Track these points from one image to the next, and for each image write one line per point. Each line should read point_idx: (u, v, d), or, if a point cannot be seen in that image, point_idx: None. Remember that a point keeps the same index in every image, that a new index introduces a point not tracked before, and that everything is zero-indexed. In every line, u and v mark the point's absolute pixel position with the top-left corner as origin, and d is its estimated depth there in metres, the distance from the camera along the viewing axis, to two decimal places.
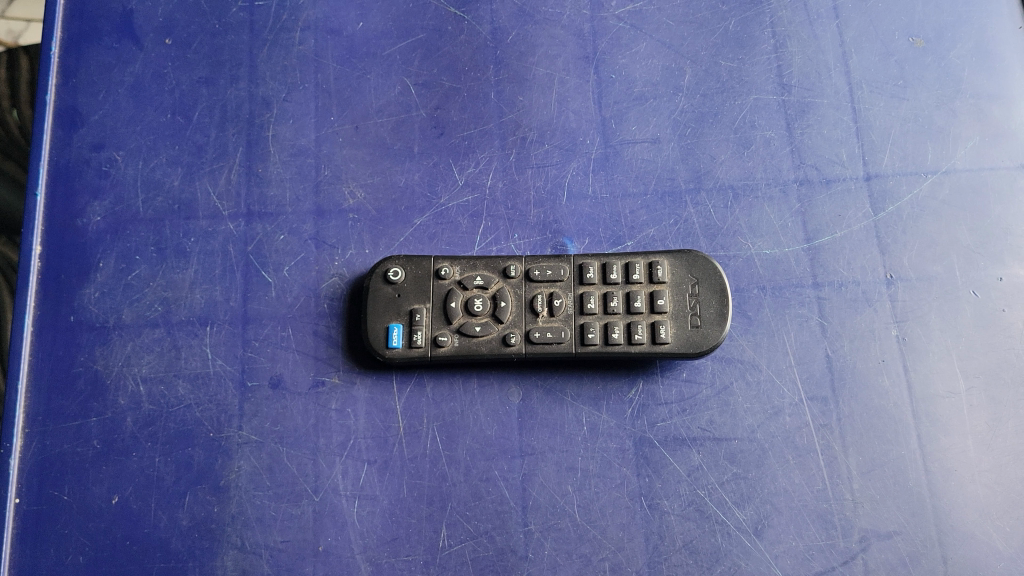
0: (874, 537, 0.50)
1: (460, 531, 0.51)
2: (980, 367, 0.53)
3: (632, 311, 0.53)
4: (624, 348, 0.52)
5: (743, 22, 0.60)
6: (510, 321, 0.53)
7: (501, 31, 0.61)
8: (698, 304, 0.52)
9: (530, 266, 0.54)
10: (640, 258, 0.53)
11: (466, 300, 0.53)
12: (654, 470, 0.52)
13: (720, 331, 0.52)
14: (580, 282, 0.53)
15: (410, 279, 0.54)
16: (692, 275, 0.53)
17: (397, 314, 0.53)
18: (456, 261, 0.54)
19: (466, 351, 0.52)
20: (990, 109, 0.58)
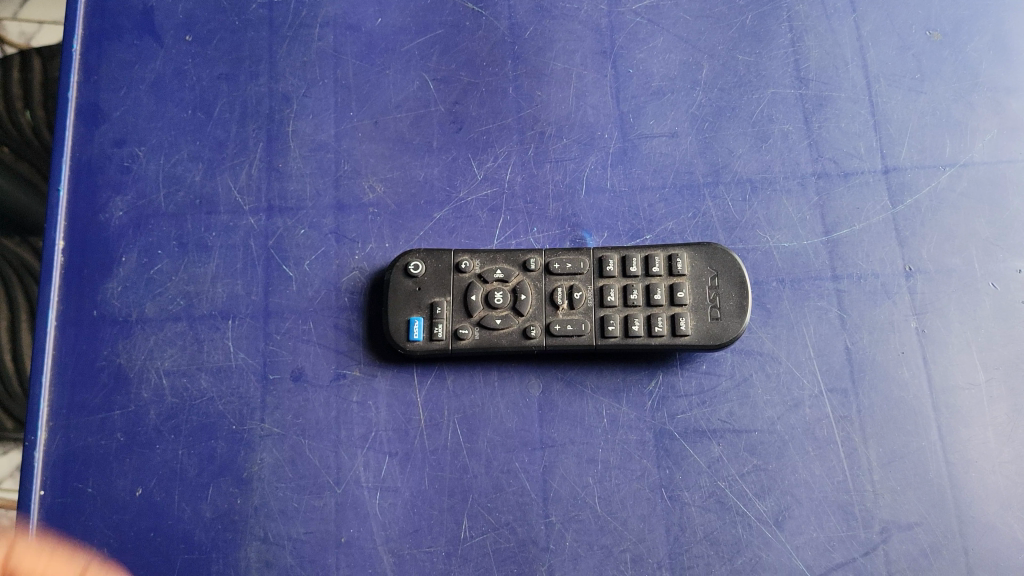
0: (894, 528, 0.50)
1: (481, 523, 0.51)
2: (1001, 359, 0.53)
3: (651, 304, 0.53)
4: (644, 340, 0.52)
5: (760, 17, 0.61)
6: (530, 314, 0.53)
7: (519, 27, 0.61)
8: (717, 296, 0.53)
9: (550, 259, 0.54)
10: (659, 251, 0.54)
11: (486, 293, 0.53)
12: (674, 461, 0.52)
13: (740, 324, 0.52)
14: (600, 274, 0.54)
15: (431, 272, 0.54)
16: (711, 267, 0.53)
17: (417, 307, 0.53)
18: (476, 254, 0.54)
19: (486, 343, 0.52)
20: (1007, 103, 0.58)
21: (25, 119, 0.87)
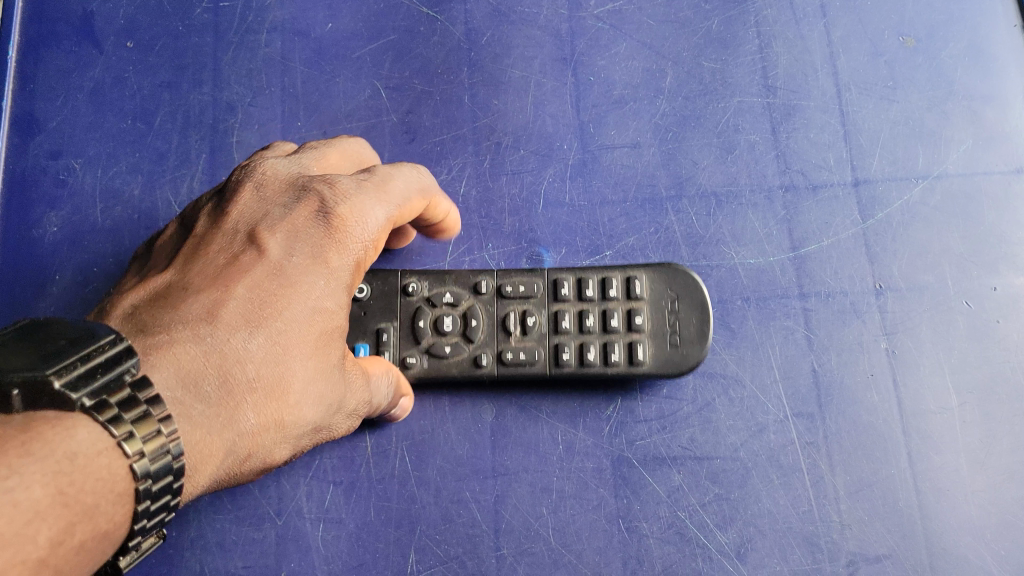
0: (863, 560, 0.48)
1: (429, 556, 0.49)
2: (974, 381, 0.51)
3: (608, 330, 0.50)
4: (600, 369, 0.50)
5: (727, 22, 0.58)
6: (481, 341, 0.50)
7: (476, 32, 0.59)
8: (677, 322, 0.50)
9: (502, 281, 0.51)
10: (617, 273, 0.51)
11: (435, 318, 0.51)
12: (632, 491, 0.49)
13: (700, 350, 0.49)
14: (555, 298, 0.51)
15: (376, 296, 0.51)
16: (671, 291, 0.51)
17: (362, 334, 0.50)
18: (424, 276, 0.52)
19: (434, 373, 0.50)
20: (984, 112, 0.55)
21: None
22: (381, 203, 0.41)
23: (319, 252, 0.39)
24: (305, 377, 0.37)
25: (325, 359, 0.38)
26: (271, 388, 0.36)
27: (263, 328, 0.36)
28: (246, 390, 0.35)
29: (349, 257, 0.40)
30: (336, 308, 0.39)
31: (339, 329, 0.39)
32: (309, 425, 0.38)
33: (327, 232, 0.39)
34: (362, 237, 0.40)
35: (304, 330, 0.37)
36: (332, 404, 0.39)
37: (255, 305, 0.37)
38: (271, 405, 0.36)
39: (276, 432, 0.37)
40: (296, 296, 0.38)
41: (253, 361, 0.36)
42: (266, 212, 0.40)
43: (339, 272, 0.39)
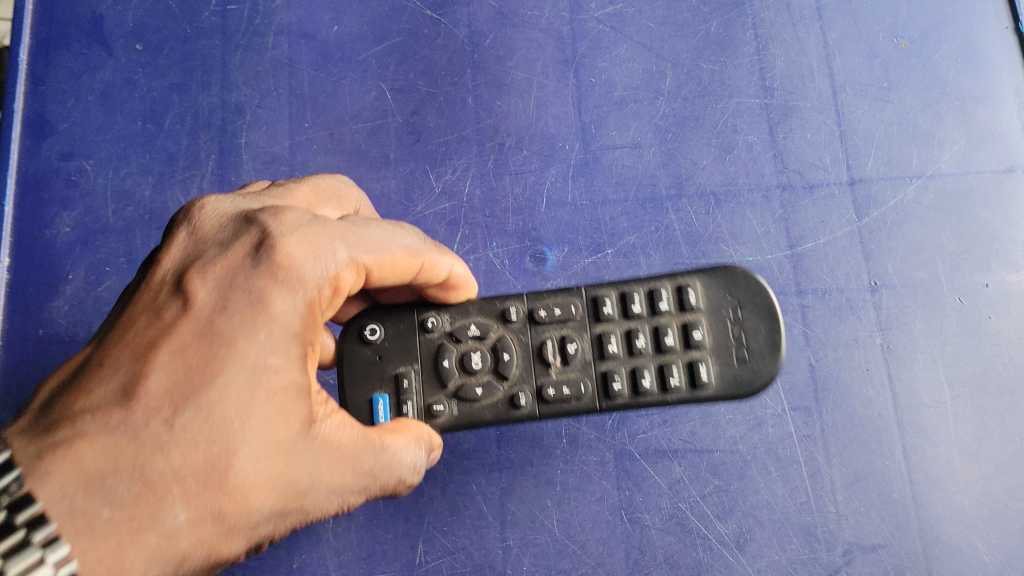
0: (858, 549, 0.49)
1: (437, 547, 0.50)
2: (966, 376, 0.52)
3: (662, 351, 0.45)
4: (658, 397, 0.45)
5: (725, 24, 0.59)
6: (516, 378, 0.45)
7: (479, 34, 0.60)
8: (744, 331, 0.45)
9: (533, 306, 0.46)
10: (666, 283, 0.46)
11: (461, 355, 0.45)
12: (634, 483, 0.51)
13: (775, 364, 0.44)
14: (596, 320, 0.46)
15: (391, 337, 0.45)
16: (732, 298, 0.45)
17: (379, 382, 0.44)
18: (445, 308, 0.46)
19: (467, 418, 0.44)
20: (977, 113, 0.57)
21: None
22: (328, 250, 0.38)
23: (258, 302, 0.35)
24: (252, 449, 0.34)
25: (273, 429, 0.34)
26: (208, 468, 0.33)
27: (191, 399, 0.33)
28: (182, 472, 0.32)
29: (300, 308, 0.36)
30: (284, 365, 0.35)
31: (295, 392, 0.35)
32: (267, 507, 0.34)
33: (264, 284, 0.36)
34: (306, 280, 0.37)
35: (247, 394, 0.34)
36: (289, 481, 0.35)
37: (180, 376, 0.34)
38: (205, 495, 0.33)
39: (227, 520, 0.33)
40: (233, 356, 0.34)
41: (187, 436, 0.33)
42: (196, 271, 0.37)
43: (285, 325, 0.36)
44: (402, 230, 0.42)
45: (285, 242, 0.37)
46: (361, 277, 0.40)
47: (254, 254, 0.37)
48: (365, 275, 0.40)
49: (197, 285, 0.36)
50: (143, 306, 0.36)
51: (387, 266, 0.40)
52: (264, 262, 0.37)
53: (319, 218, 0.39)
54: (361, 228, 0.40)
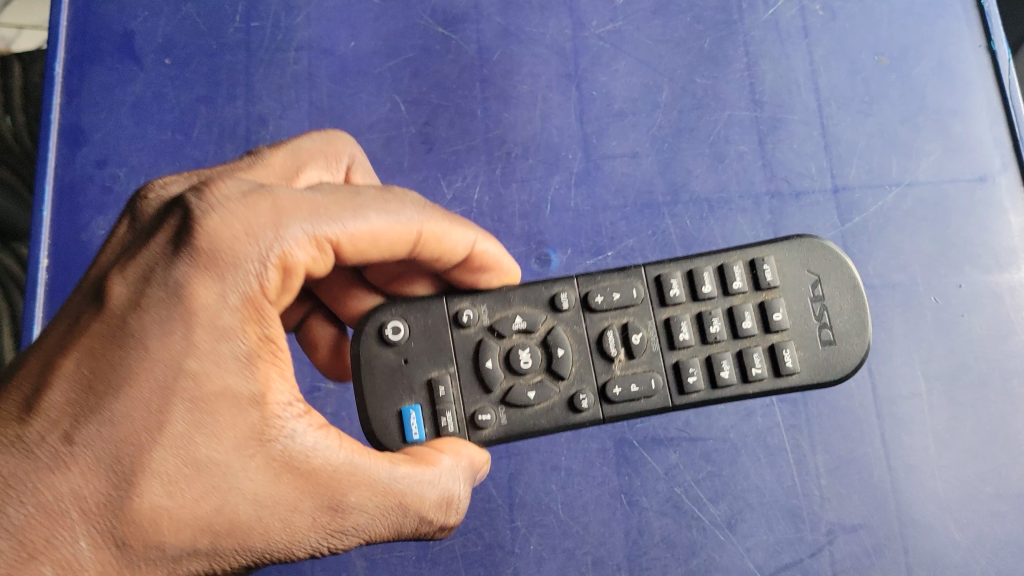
0: (840, 530, 0.53)
1: (450, 528, 0.54)
2: (941, 369, 0.56)
3: (739, 337, 0.46)
4: (740, 387, 0.45)
5: (718, 42, 0.63)
6: (575, 376, 0.45)
7: (487, 50, 0.64)
8: (827, 310, 0.46)
9: (586, 295, 0.46)
10: (739, 259, 0.46)
11: (505, 354, 0.45)
12: (633, 468, 0.55)
13: (863, 341, 0.46)
14: (664, 303, 0.46)
15: (419, 337, 0.44)
16: (811, 271, 0.46)
17: (409, 392, 0.44)
18: (478, 301, 0.45)
19: (521, 423, 0.44)
20: (952, 125, 0.61)
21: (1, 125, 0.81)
22: (274, 229, 0.34)
23: (177, 295, 0.31)
24: (166, 470, 0.30)
25: (193, 447, 0.31)
26: (113, 492, 0.29)
27: (94, 411, 0.29)
28: (82, 500, 0.29)
29: (230, 304, 0.32)
30: (209, 372, 0.31)
31: (224, 400, 0.32)
32: (188, 540, 0.30)
33: (188, 274, 0.32)
34: (240, 266, 0.33)
35: (161, 408, 0.30)
36: (214, 508, 0.31)
37: (85, 384, 0.30)
38: (109, 521, 0.29)
39: (135, 554, 0.29)
40: (144, 361, 0.30)
41: (87, 457, 0.29)
42: (121, 260, 0.33)
43: (210, 322, 0.32)
44: (395, 202, 0.39)
45: (217, 221, 0.33)
46: (324, 252, 0.36)
47: (183, 237, 0.33)
48: (329, 250, 0.36)
49: (115, 277, 0.32)
50: (65, 305, 0.33)
51: (369, 240, 0.38)
52: (190, 245, 0.32)
53: (270, 190, 0.35)
54: (324, 201, 0.36)
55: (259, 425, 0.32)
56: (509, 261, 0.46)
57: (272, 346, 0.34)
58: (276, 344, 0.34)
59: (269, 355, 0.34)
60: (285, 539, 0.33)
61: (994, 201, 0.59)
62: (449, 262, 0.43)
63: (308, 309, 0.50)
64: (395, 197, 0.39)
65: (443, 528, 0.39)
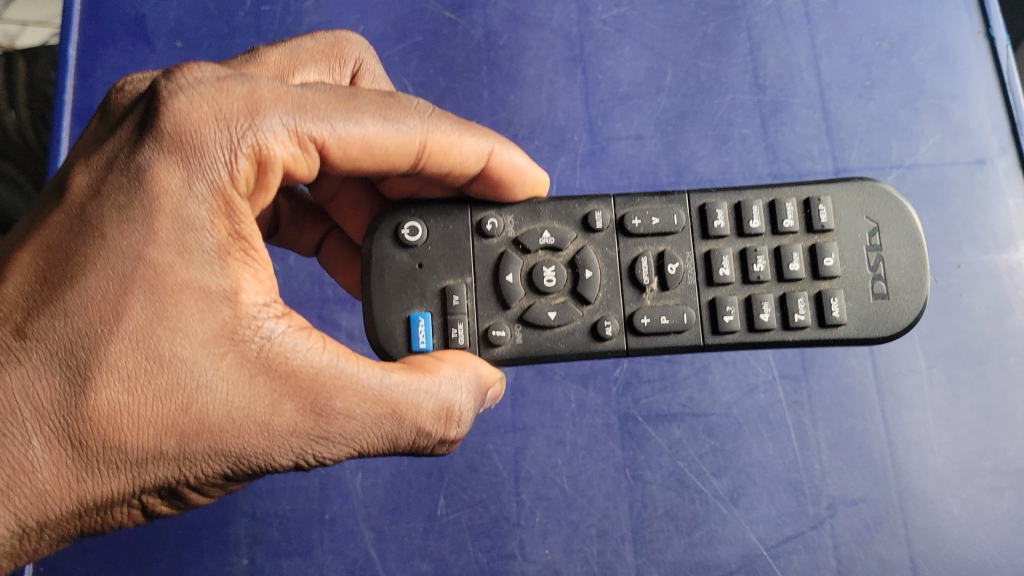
0: (841, 503, 0.54)
1: (457, 501, 0.55)
2: (940, 348, 0.57)
3: (785, 280, 0.46)
4: (780, 334, 0.45)
5: (721, 27, 0.64)
6: (600, 303, 0.46)
7: (494, 34, 0.64)
8: (883, 261, 0.46)
9: (625, 218, 0.47)
10: (794, 198, 0.47)
11: (530, 271, 0.46)
12: (638, 443, 0.56)
13: (918, 297, 0.46)
14: (705, 235, 0.47)
15: (437, 244, 0.46)
16: (871, 219, 0.46)
17: (420, 298, 0.45)
18: (504, 211, 0.46)
19: (536, 345, 0.45)
20: (951, 109, 0.62)
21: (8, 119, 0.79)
22: (246, 120, 0.34)
23: (140, 183, 0.32)
24: (124, 364, 0.31)
25: (154, 340, 0.31)
26: (67, 382, 0.30)
27: (50, 302, 0.30)
28: (37, 393, 0.30)
29: (196, 193, 0.33)
30: (172, 263, 0.32)
31: (188, 292, 0.32)
32: (147, 436, 0.31)
33: (149, 161, 0.32)
34: (206, 155, 0.33)
35: (119, 300, 0.31)
36: (178, 405, 0.31)
37: (42, 276, 0.31)
38: (63, 412, 0.30)
39: (90, 447, 0.30)
40: (102, 253, 0.31)
41: (41, 350, 0.30)
42: (88, 154, 0.34)
43: (174, 212, 0.32)
44: (396, 110, 0.40)
45: (182, 107, 0.33)
46: (307, 151, 0.37)
47: (148, 126, 0.33)
48: (313, 150, 0.37)
49: (80, 170, 0.33)
50: (33, 206, 0.34)
51: (361, 146, 0.38)
52: (154, 133, 0.33)
53: (246, 79, 0.35)
54: (307, 97, 0.37)
55: (231, 321, 0.33)
56: (537, 171, 0.46)
57: (246, 243, 0.34)
58: (252, 241, 0.34)
59: (242, 252, 0.34)
60: (263, 443, 0.33)
61: (992, 184, 0.60)
62: (461, 176, 0.44)
63: (324, 232, 0.56)
64: (396, 103, 0.40)
65: (446, 442, 0.39)
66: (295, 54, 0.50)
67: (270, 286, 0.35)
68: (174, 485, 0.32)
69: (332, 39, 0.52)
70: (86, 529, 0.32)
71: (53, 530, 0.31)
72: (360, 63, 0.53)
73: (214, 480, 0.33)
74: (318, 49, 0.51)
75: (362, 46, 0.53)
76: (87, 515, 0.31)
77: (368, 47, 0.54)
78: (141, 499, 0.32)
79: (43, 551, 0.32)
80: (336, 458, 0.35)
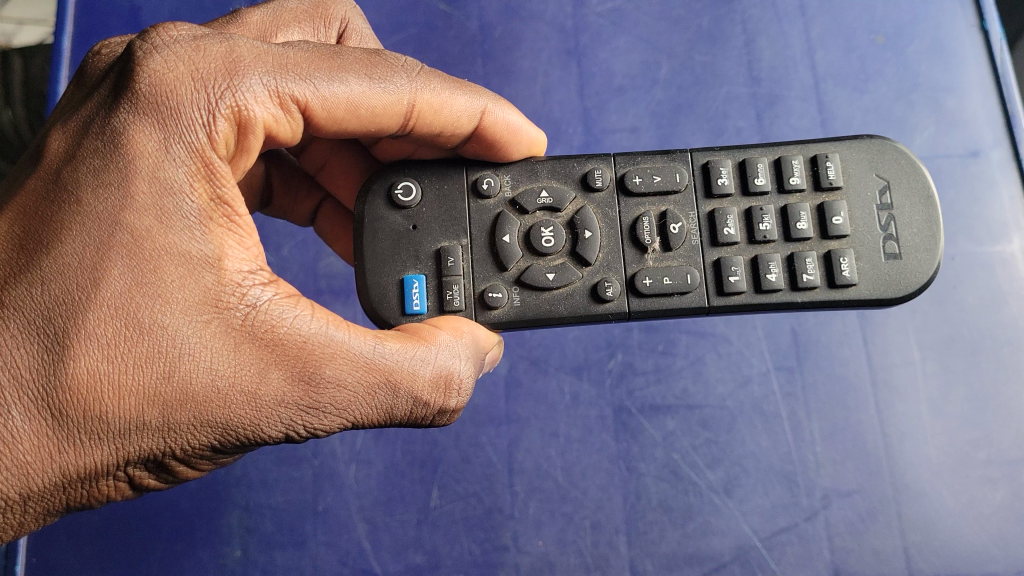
0: (835, 495, 0.54)
1: (451, 493, 0.55)
2: (935, 339, 0.57)
3: (792, 239, 0.46)
4: (788, 295, 0.45)
5: (716, 20, 0.64)
6: (600, 265, 0.46)
7: (489, 27, 0.65)
8: (894, 221, 0.46)
9: (624, 178, 0.47)
10: (801, 155, 0.47)
11: (527, 232, 0.46)
12: (632, 435, 0.56)
13: (931, 258, 0.45)
14: (709, 195, 0.47)
15: (431, 205, 0.46)
16: (881, 177, 0.46)
17: (414, 260, 0.45)
18: (500, 172, 0.47)
19: (535, 306, 0.45)
20: (946, 102, 0.62)
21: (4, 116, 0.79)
22: (224, 81, 0.34)
23: (118, 149, 0.32)
24: (102, 332, 0.31)
25: (133, 307, 0.31)
26: (44, 351, 0.30)
27: (26, 271, 0.30)
28: (14, 361, 0.30)
29: (174, 156, 0.32)
30: (152, 228, 0.32)
31: (169, 258, 0.32)
32: (128, 405, 0.31)
33: (126, 124, 0.32)
34: (184, 117, 0.33)
35: (97, 266, 0.31)
36: (160, 373, 0.31)
37: (19, 245, 0.31)
38: (41, 380, 0.30)
39: (70, 416, 0.30)
40: (79, 219, 0.31)
41: (18, 317, 0.30)
42: (66, 119, 0.34)
43: (152, 174, 0.32)
44: (382, 69, 0.40)
45: (158, 70, 0.33)
46: (291, 113, 0.37)
47: (124, 89, 0.33)
48: (296, 111, 0.37)
49: (59, 136, 0.33)
50: (13, 174, 0.34)
51: (347, 107, 0.39)
52: (130, 97, 0.33)
53: (223, 39, 0.35)
54: (288, 56, 0.37)
55: (215, 288, 0.32)
56: (532, 128, 0.47)
57: (229, 209, 0.34)
58: (235, 207, 0.34)
59: (226, 218, 0.34)
60: (250, 413, 0.33)
61: (986, 175, 0.60)
62: (454, 135, 0.45)
63: (320, 199, 0.57)
64: (382, 62, 0.41)
65: (446, 412, 0.39)
66: (278, 14, 0.50)
67: (257, 254, 0.35)
68: (160, 456, 0.33)
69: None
70: (72, 502, 0.32)
71: (38, 502, 0.31)
72: (347, 22, 0.53)
73: (201, 451, 0.33)
74: (302, 9, 0.51)
75: (349, 5, 0.53)
76: (71, 487, 0.31)
77: (355, 5, 0.54)
78: (127, 470, 0.32)
79: (30, 524, 0.32)
80: (327, 428, 0.35)
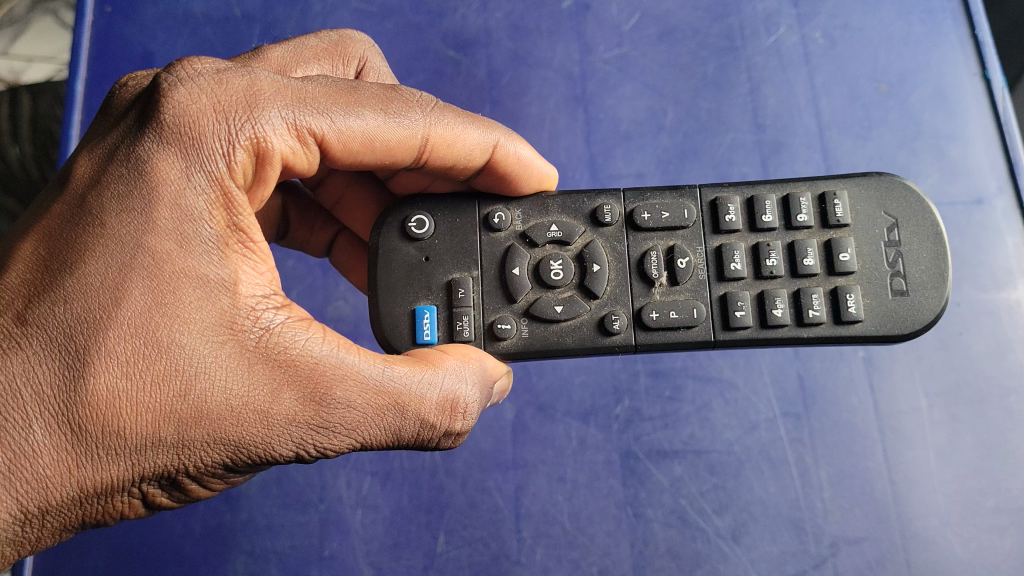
0: (842, 542, 0.54)
1: (457, 538, 0.55)
2: (942, 386, 0.57)
3: (799, 275, 0.46)
4: (794, 330, 0.45)
5: (721, 68, 0.65)
6: (608, 299, 0.46)
7: (497, 73, 0.66)
8: (902, 258, 0.46)
9: (635, 210, 0.47)
10: (808, 191, 0.47)
11: (538, 265, 0.46)
12: (639, 481, 0.56)
13: (939, 295, 0.45)
14: (716, 231, 0.47)
15: (444, 237, 0.47)
16: (890, 214, 0.47)
17: (426, 291, 0.46)
18: (512, 204, 0.47)
19: (544, 339, 0.46)
20: (949, 149, 0.62)
21: (11, 153, 0.79)
22: (245, 114, 0.35)
23: (141, 174, 0.32)
24: (122, 350, 0.31)
25: (153, 326, 0.31)
26: (64, 368, 0.30)
27: (47, 290, 0.30)
28: (36, 379, 0.30)
29: (194, 184, 0.33)
30: (171, 252, 0.32)
31: (188, 280, 0.32)
32: (145, 420, 0.31)
33: (149, 152, 0.33)
34: (205, 145, 0.34)
35: (118, 286, 0.31)
36: (176, 391, 0.31)
37: (42, 264, 0.31)
38: (61, 395, 0.30)
39: (89, 431, 0.30)
40: (102, 239, 0.31)
41: (40, 335, 0.30)
42: (90, 146, 0.34)
43: (173, 201, 0.32)
44: (398, 104, 0.41)
45: (181, 100, 0.34)
46: (307, 146, 0.38)
47: (148, 118, 0.33)
48: (313, 144, 0.38)
49: (84, 161, 0.33)
50: (33, 199, 0.34)
51: (362, 141, 0.40)
52: (154, 125, 0.33)
53: (245, 73, 0.36)
54: (307, 91, 0.38)
55: (230, 310, 0.33)
56: (543, 164, 0.47)
57: (244, 235, 0.34)
58: (251, 234, 0.35)
59: (241, 244, 0.34)
60: (263, 432, 0.33)
61: (990, 223, 0.60)
62: (467, 168, 0.46)
63: (334, 233, 0.58)
64: (398, 97, 0.41)
65: (451, 435, 0.39)
66: (298, 51, 0.50)
67: (270, 279, 0.35)
68: (174, 474, 0.33)
69: (335, 37, 0.53)
70: (87, 519, 0.32)
71: (55, 518, 0.31)
72: (364, 61, 0.54)
73: (214, 469, 0.33)
74: (322, 46, 0.52)
75: (366, 44, 0.54)
76: (87, 502, 0.31)
77: (372, 44, 0.55)
78: (141, 487, 0.32)
79: (45, 541, 0.32)
80: (337, 449, 0.35)
